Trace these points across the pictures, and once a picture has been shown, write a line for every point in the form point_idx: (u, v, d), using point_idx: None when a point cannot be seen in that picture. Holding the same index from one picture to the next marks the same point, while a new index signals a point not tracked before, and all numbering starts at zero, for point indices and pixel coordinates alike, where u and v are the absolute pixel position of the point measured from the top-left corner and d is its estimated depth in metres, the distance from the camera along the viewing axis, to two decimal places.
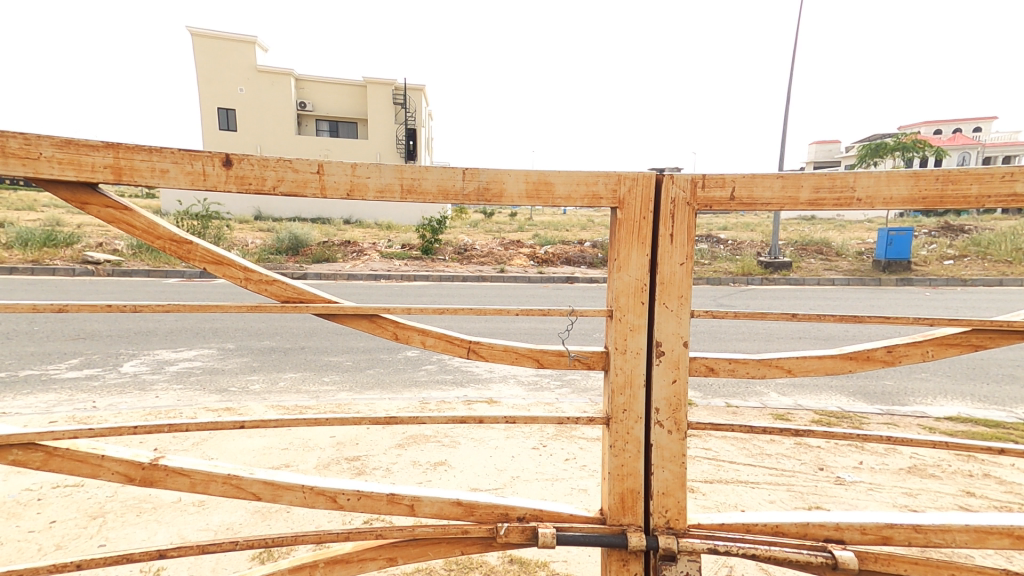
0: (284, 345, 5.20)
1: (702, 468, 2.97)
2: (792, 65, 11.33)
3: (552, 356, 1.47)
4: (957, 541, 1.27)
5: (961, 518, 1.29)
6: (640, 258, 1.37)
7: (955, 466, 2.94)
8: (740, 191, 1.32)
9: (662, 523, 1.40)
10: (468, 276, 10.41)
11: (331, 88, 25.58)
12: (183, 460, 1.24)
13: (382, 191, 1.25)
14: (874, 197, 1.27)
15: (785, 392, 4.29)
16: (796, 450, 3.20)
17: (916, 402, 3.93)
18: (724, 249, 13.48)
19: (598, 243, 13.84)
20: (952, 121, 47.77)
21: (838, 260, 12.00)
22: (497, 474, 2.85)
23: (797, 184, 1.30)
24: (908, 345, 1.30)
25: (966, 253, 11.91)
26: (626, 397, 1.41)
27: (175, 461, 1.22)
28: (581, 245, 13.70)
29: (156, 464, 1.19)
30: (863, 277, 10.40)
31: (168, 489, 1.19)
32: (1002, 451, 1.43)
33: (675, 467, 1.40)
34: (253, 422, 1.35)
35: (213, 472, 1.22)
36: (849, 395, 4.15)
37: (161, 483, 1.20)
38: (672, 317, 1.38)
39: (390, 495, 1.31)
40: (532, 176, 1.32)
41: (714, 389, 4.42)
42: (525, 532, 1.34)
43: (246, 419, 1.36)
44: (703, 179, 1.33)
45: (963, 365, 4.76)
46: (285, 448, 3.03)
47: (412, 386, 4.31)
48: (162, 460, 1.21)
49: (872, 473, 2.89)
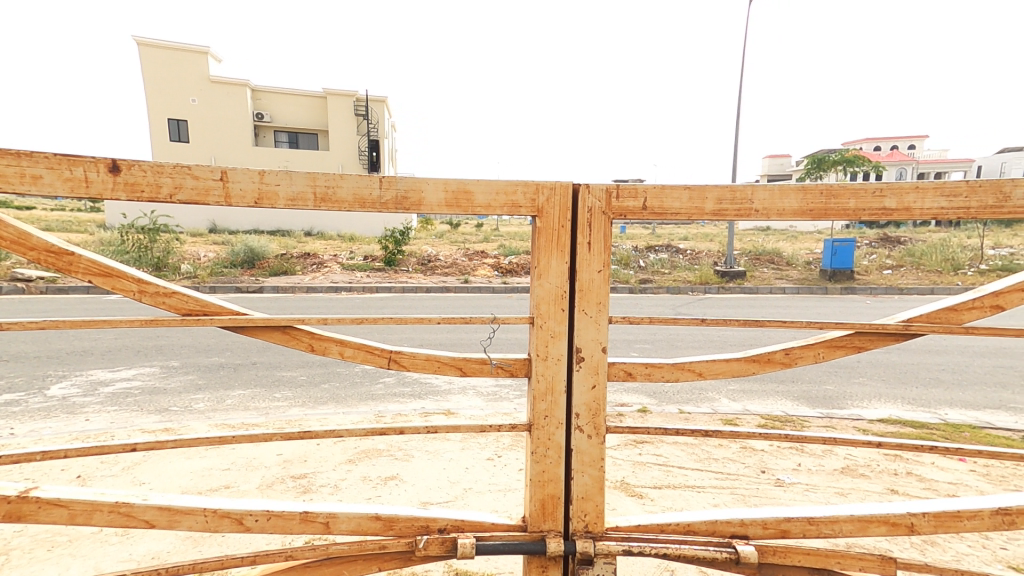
0: (234, 361, 5.03)
1: (653, 474, 3.02)
2: (739, 81, 11.76)
3: (475, 364, 1.49)
4: (844, 530, 1.26)
5: (847, 508, 1.28)
6: (560, 265, 1.40)
7: (883, 465, 3.06)
8: (651, 201, 1.37)
9: (581, 527, 1.40)
10: (431, 287, 10.35)
11: (291, 100, 25.24)
12: (61, 490, 1.18)
13: (294, 199, 1.25)
14: (770, 209, 1.32)
15: (735, 397, 4.43)
16: (741, 453, 3.30)
17: (853, 405, 4.11)
18: (683, 258, 13.85)
19: None
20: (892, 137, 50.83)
21: (789, 270, 12.47)
22: (449, 487, 2.82)
23: (703, 194, 1.35)
24: (802, 347, 1.38)
25: (902, 263, 12.58)
26: (548, 404, 1.43)
27: (50, 492, 1.16)
28: None
29: (26, 497, 1.13)
30: (811, 285, 10.85)
31: (42, 522, 1.13)
32: (882, 445, 1.56)
33: (595, 472, 1.42)
34: (146, 444, 1.29)
35: (97, 502, 1.16)
36: (794, 400, 4.30)
37: (34, 517, 1.14)
38: (592, 323, 1.42)
39: (303, 514, 1.27)
40: (452, 185, 1.36)
41: (670, 395, 4.52)
42: (444, 543, 1.31)
43: (139, 441, 1.30)
44: (618, 189, 1.37)
45: (898, 369, 4.99)
46: (227, 468, 2.92)
47: (369, 400, 4.23)
48: (34, 492, 1.15)
49: (809, 475, 3.00)
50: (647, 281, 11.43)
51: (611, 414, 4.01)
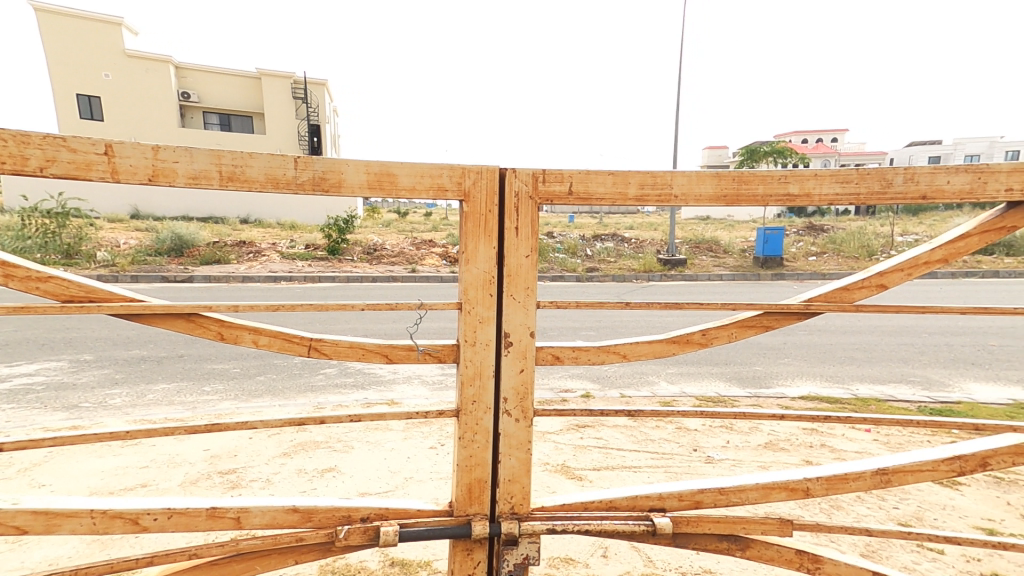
0: (158, 354, 4.71)
1: (593, 456, 3.10)
2: (677, 76, 12.13)
3: (402, 352, 1.42)
4: (750, 498, 1.33)
5: (754, 476, 1.35)
6: (487, 250, 1.35)
7: (802, 439, 3.29)
8: (576, 186, 1.34)
9: (507, 508, 1.40)
10: (377, 277, 10.11)
11: (222, 79, 23.76)
12: None
13: (197, 177, 1.17)
14: (688, 194, 1.34)
15: (673, 380, 4.62)
16: (676, 434, 3.44)
17: (778, 384, 4.39)
18: (628, 247, 14.24)
19: None
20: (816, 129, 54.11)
21: (726, 257, 13.10)
22: (390, 477, 2.78)
23: (625, 180, 1.34)
24: (718, 328, 1.42)
25: (825, 250, 13.51)
26: (476, 389, 1.38)
27: None
28: None
29: None
30: (746, 271, 11.45)
31: None
32: (787, 417, 1.67)
33: (522, 454, 1.40)
34: (19, 443, 1.16)
35: None
36: (726, 381, 4.53)
37: None
38: (520, 308, 1.37)
39: (210, 510, 1.20)
40: (375, 167, 1.28)
41: (612, 380, 4.65)
42: (366, 532, 1.27)
43: (8, 441, 1.16)
44: (544, 173, 1.34)
45: (818, 349, 5.37)
46: (145, 466, 2.74)
47: (308, 391, 4.08)
48: None
49: (736, 451, 3.17)
50: (594, 269, 11.67)
51: (555, 400, 4.08)
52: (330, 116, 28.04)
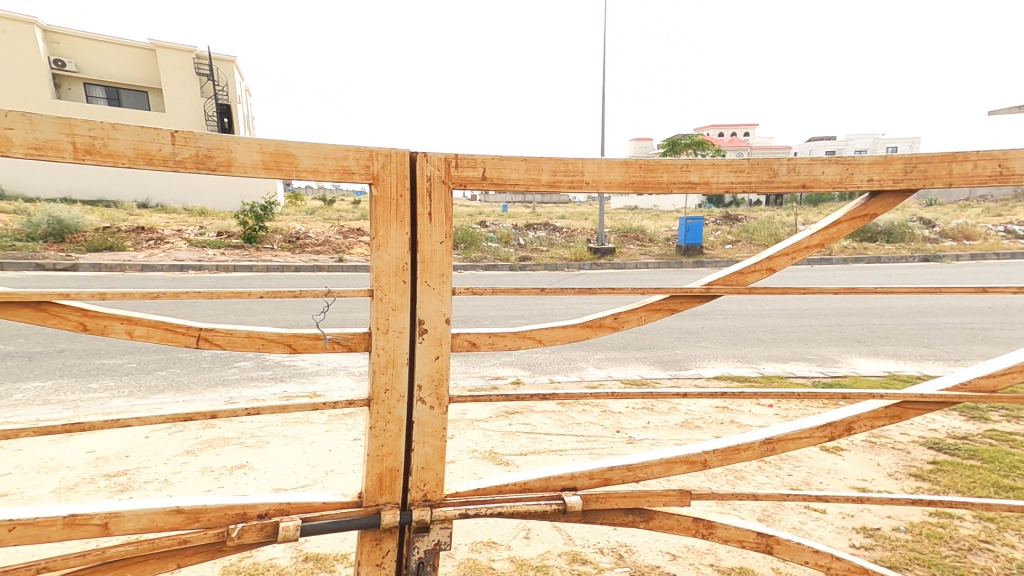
0: (33, 350, 4.22)
1: (520, 441, 3.13)
2: (603, 70, 12.49)
3: (308, 341, 1.31)
4: (654, 473, 1.38)
5: (658, 452, 1.40)
6: (399, 236, 1.24)
7: (714, 416, 3.52)
8: (490, 171, 1.27)
9: (419, 496, 1.32)
10: (300, 266, 9.63)
11: (110, 49, 21.43)
12: None
13: (44, 148, 1.02)
14: (599, 181, 1.33)
15: (601, 364, 4.79)
16: (602, 416, 3.56)
17: (696, 365, 4.67)
18: (559, 236, 14.54)
19: None
20: (733, 125, 57.77)
21: (651, 246, 13.73)
22: (307, 471, 2.65)
23: (538, 166, 1.29)
24: (627, 312, 1.46)
25: (739, 239, 14.52)
26: (388, 377, 1.28)
27: None
28: None
29: None
30: (669, 260, 12.07)
31: None
32: (685, 394, 1.76)
33: (437, 442, 1.32)
34: None
35: None
36: (649, 364, 4.76)
37: None
38: (434, 295, 1.27)
39: (70, 518, 1.07)
40: (270, 146, 1.15)
41: (543, 366, 4.74)
42: (263, 530, 1.17)
43: None
44: (456, 158, 1.26)
45: (732, 332, 5.76)
46: (13, 473, 2.45)
47: (218, 385, 3.80)
48: None
49: (655, 431, 3.33)
50: (526, 258, 11.82)
51: (485, 388, 4.10)
52: (242, 95, 26.07)
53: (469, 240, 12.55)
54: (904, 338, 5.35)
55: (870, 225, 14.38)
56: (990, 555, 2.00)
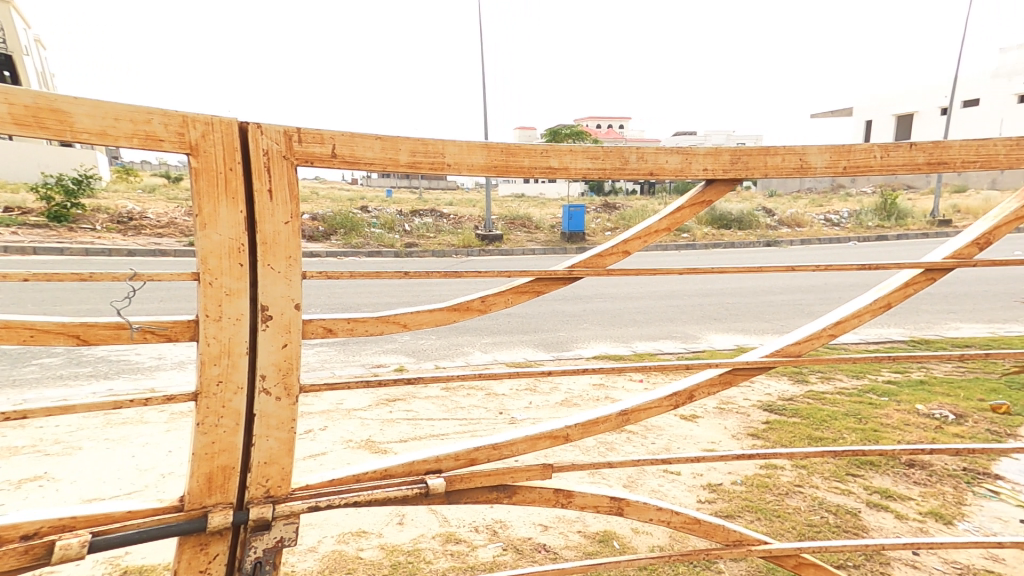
0: None
1: (401, 428, 3.08)
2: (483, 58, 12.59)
3: (104, 331, 1.04)
4: (518, 449, 1.41)
5: (522, 429, 1.43)
6: (231, 213, 1.04)
7: (591, 393, 3.75)
8: (340, 148, 1.10)
9: (260, 493, 1.14)
10: (137, 252, 8.50)
11: None
12: None
13: None
14: (461, 163, 1.27)
15: (487, 348, 4.86)
16: (486, 399, 3.61)
17: (577, 346, 4.94)
18: (446, 222, 14.47)
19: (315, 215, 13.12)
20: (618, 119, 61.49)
21: (537, 233, 14.21)
22: (132, 477, 2.36)
23: (395, 145, 1.16)
24: (495, 295, 1.48)
25: (618, 225, 15.58)
26: (222, 368, 1.07)
27: None
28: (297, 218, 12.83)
29: None
30: (555, 246, 12.59)
31: None
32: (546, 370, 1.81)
33: (285, 434, 1.14)
34: None
35: None
36: (533, 347, 4.93)
37: None
38: (280, 279, 1.08)
39: None
40: (26, 98, 0.89)
41: (428, 352, 4.69)
42: (30, 552, 0.96)
43: None
44: (300, 131, 1.07)
45: (611, 314, 6.14)
46: None
47: (10, 386, 3.30)
48: None
49: (536, 410, 3.46)
50: (413, 244, 11.63)
51: (366, 376, 3.96)
52: (26, 45, 21.56)
53: (350, 225, 12.01)
54: (751, 314, 6.13)
55: (726, 214, 16.24)
56: (802, 497, 2.38)
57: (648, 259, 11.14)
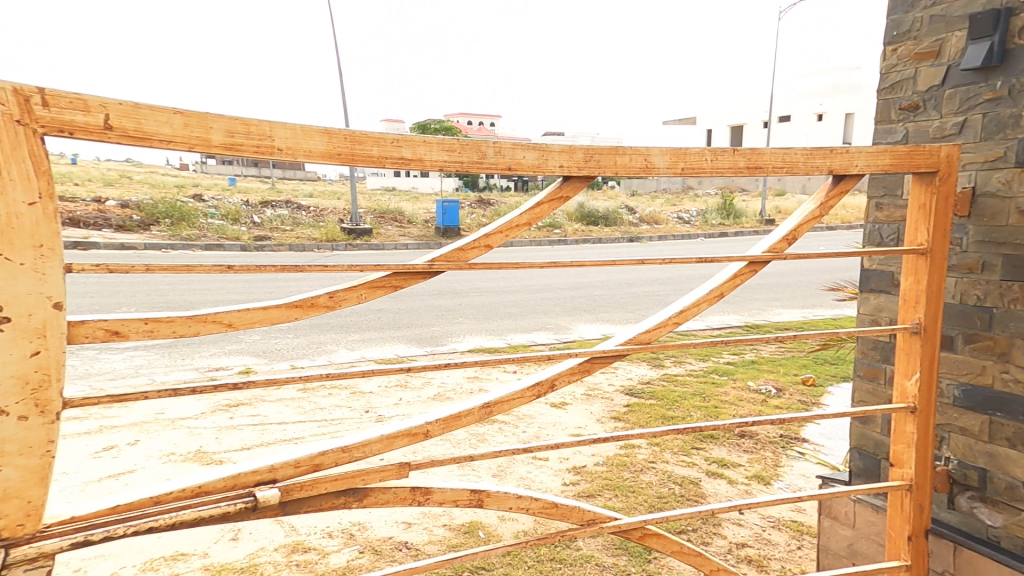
0: None
1: (243, 436, 2.88)
2: (338, 45, 12.06)
3: None
4: (375, 449, 1.24)
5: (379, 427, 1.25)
6: None
7: (465, 386, 3.74)
8: (116, 119, 0.88)
9: None
10: None
11: None
12: None
13: None
14: (295, 149, 1.06)
15: (354, 345, 4.64)
16: (350, 399, 3.44)
17: (451, 340, 4.92)
18: (305, 215, 13.67)
19: (143, 206, 11.65)
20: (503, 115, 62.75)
21: (409, 227, 14.02)
22: None
23: (204, 122, 0.96)
24: (346, 290, 1.33)
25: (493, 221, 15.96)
26: None
27: None
28: (109, 211, 11.56)
29: None
30: (428, 241, 12.52)
31: None
32: None
33: (32, 461, 0.87)
34: None
35: None
36: (406, 342, 4.81)
37: None
38: (23, 273, 0.82)
39: None
40: None
41: (283, 352, 4.36)
42: None
43: None
44: (44, 93, 0.84)
45: (485, 308, 6.19)
46: None
47: None
48: None
49: (407, 406, 3.36)
50: (263, 241, 10.97)
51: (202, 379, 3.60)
52: None
53: (178, 215, 11.42)
54: (614, 305, 6.62)
55: (594, 211, 17.46)
56: (654, 472, 2.60)
57: (520, 253, 11.57)
